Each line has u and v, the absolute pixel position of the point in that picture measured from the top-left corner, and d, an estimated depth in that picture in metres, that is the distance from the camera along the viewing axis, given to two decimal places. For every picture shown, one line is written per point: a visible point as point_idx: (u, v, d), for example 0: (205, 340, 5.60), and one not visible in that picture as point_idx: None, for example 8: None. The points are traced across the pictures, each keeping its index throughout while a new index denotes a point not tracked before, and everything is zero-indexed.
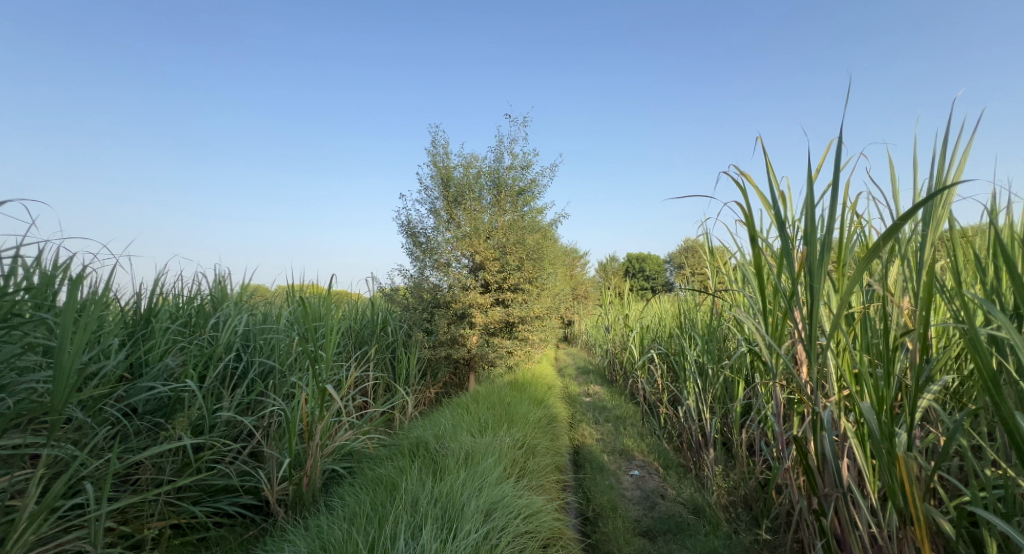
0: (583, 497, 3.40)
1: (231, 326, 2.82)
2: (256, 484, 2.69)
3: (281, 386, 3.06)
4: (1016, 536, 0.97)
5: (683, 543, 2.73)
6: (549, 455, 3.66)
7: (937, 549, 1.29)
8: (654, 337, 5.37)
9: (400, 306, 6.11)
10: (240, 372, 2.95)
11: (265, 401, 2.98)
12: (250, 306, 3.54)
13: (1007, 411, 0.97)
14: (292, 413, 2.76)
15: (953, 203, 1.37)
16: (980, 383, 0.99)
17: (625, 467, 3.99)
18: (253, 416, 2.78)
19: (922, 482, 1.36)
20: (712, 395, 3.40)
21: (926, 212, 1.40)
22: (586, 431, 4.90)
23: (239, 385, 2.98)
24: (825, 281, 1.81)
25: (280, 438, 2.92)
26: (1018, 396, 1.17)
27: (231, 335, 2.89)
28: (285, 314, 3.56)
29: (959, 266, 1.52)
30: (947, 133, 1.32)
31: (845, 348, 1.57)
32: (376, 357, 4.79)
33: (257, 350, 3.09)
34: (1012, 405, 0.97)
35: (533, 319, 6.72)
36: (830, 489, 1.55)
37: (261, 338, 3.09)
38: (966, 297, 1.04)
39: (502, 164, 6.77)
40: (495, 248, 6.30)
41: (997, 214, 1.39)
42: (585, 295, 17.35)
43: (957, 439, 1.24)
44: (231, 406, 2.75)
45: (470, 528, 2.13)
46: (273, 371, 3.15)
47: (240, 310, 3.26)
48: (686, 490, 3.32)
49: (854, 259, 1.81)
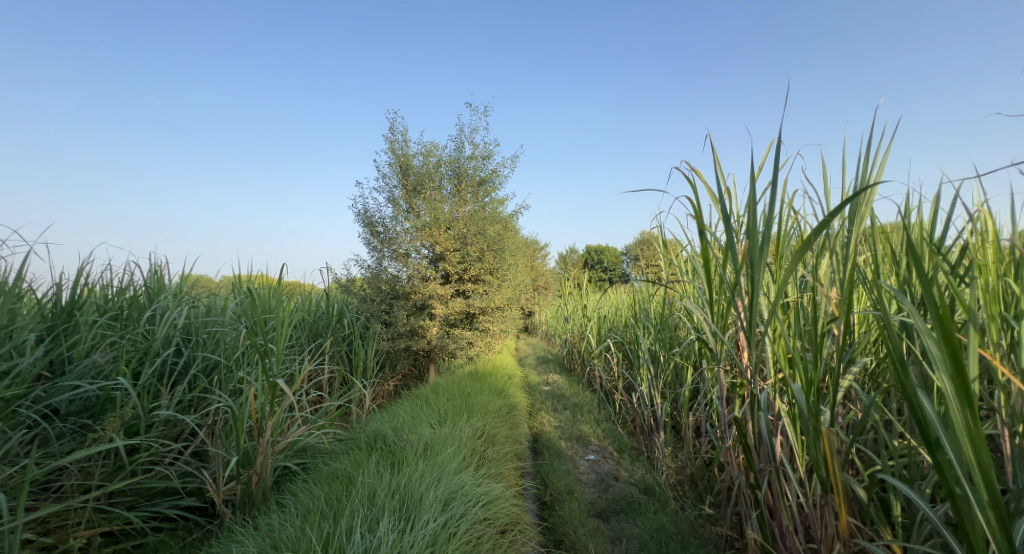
0: (541, 483, 3.50)
1: (169, 320, 2.68)
2: (199, 485, 2.59)
3: (226, 382, 2.95)
4: (917, 499, 1.08)
5: (634, 522, 2.87)
6: (508, 443, 3.72)
7: (853, 513, 1.44)
8: (612, 326, 5.53)
9: (357, 298, 6.01)
10: (180, 368, 2.82)
11: (209, 398, 2.86)
12: (193, 297, 3.38)
13: (911, 389, 1.04)
14: (239, 410, 2.67)
15: (875, 201, 1.49)
16: (891, 364, 1.08)
17: (581, 452, 4.12)
18: (195, 414, 2.67)
19: (843, 454, 1.50)
20: (663, 381, 3.56)
21: (852, 209, 1.52)
22: (545, 419, 5.01)
23: (178, 382, 2.85)
24: (765, 273, 1.93)
25: (226, 436, 2.82)
26: (923, 375, 1.31)
27: (170, 329, 2.75)
28: (231, 306, 3.42)
29: (879, 259, 1.67)
30: (871, 137, 1.43)
31: (781, 334, 1.68)
32: (331, 350, 4.69)
33: (200, 344, 2.96)
34: (916, 382, 1.04)
35: (494, 310, 6.75)
36: (765, 464, 1.68)
37: (203, 332, 2.96)
38: (882, 286, 1.12)
39: (463, 153, 6.72)
40: (455, 239, 6.27)
41: (912, 212, 1.53)
42: (545, 285, 17.56)
43: (872, 415, 1.37)
44: (171, 404, 2.62)
45: (429, 518, 2.16)
46: (217, 366, 3.03)
47: (180, 303, 3.11)
48: (638, 472, 3.48)
49: (790, 251, 1.94)
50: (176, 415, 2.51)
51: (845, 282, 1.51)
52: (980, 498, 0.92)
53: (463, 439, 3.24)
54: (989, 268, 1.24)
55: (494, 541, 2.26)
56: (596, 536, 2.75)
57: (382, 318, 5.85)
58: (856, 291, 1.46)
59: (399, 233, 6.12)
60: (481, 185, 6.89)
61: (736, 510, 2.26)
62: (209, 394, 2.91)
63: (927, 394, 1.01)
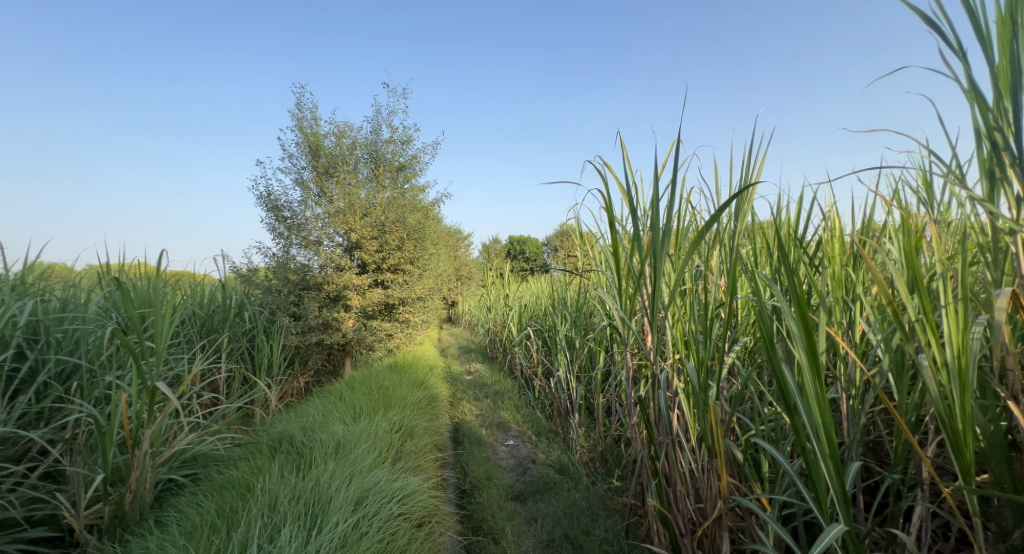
0: (460, 472, 3.55)
1: (9, 317, 2.28)
2: (52, 512, 2.25)
3: (91, 388, 2.59)
4: (779, 457, 1.25)
5: (549, 501, 3.02)
6: (427, 435, 3.72)
7: (734, 474, 1.64)
8: (532, 315, 5.70)
9: (261, 289, 5.60)
10: (24, 375, 2.41)
11: (66, 408, 2.49)
12: (46, 290, 2.91)
13: (777, 364, 1.19)
14: (105, 420, 2.35)
15: (755, 199, 1.68)
16: (762, 343, 1.23)
17: (501, 439, 4.23)
18: (47, 428, 2.31)
19: (726, 423, 1.70)
20: (578, 365, 3.75)
21: (738, 206, 1.69)
22: (466, 408, 5.07)
23: (24, 391, 2.44)
24: (666, 263, 2.10)
25: (91, 451, 2.47)
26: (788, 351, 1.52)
27: (10, 328, 2.34)
28: (99, 299, 3.00)
29: (758, 250, 1.89)
30: (753, 142, 1.60)
31: (679, 319, 1.84)
32: (231, 346, 4.34)
33: (52, 345, 2.55)
34: (780, 357, 1.19)
35: (414, 301, 6.63)
36: (663, 437, 1.85)
37: (59, 330, 2.57)
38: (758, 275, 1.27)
39: (381, 136, 6.49)
40: (371, 225, 6.07)
41: (784, 209, 1.75)
42: (467, 275, 17.55)
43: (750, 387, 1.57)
44: (11, 418, 2.24)
45: (338, 520, 2.12)
46: (76, 370, 2.64)
47: (28, 296, 2.66)
48: (554, 453, 3.66)
49: (688, 243, 2.12)
50: (20, 432, 2.15)
51: (729, 273, 1.70)
52: (823, 461, 1.08)
53: (378, 435, 3.19)
54: (839, 260, 1.45)
55: (409, 535, 2.26)
56: (513, 519, 2.86)
57: (292, 310, 5.56)
58: (739, 280, 1.63)
59: (309, 218, 5.80)
60: (400, 171, 6.72)
61: (640, 482, 2.46)
62: (67, 401, 2.52)
63: (789, 368, 1.17)
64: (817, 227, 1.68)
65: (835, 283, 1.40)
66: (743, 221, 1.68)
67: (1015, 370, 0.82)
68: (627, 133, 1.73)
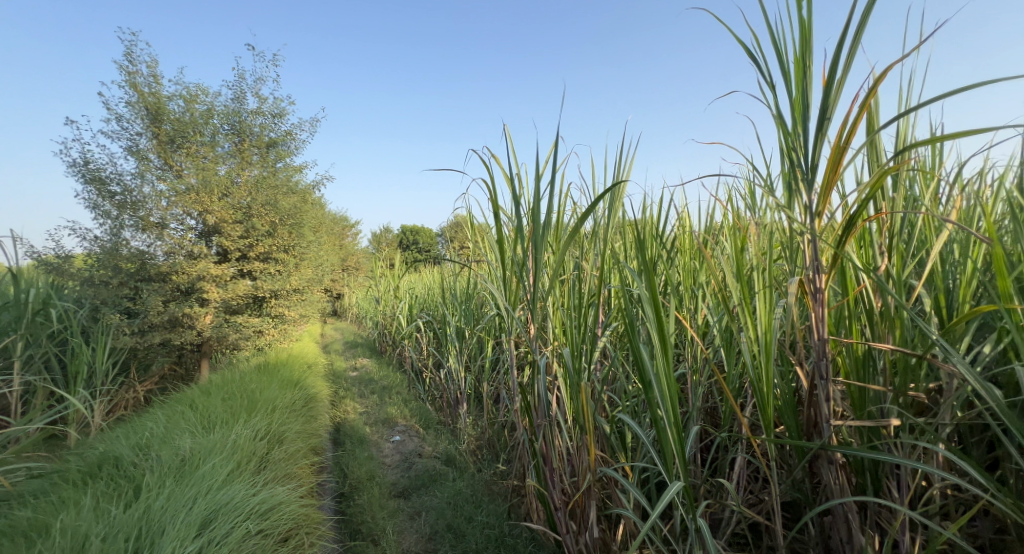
0: (340, 474, 3.40)
1: None
2: None
3: None
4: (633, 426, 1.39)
5: (434, 493, 3.04)
6: (301, 439, 3.49)
7: (603, 447, 1.79)
8: (422, 307, 5.62)
9: (86, 281, 4.71)
10: None
11: None
12: None
13: (637, 348, 1.28)
14: None
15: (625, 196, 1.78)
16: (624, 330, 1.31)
17: (386, 435, 4.14)
18: None
19: (597, 401, 1.84)
20: (466, 355, 3.79)
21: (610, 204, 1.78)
22: (350, 406, 4.86)
23: None
24: (548, 253, 2.20)
25: None
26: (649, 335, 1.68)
27: None
28: None
29: (628, 244, 2.07)
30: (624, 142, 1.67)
31: (556, 308, 1.92)
32: (41, 352, 3.59)
33: None
34: (640, 343, 1.28)
35: (288, 294, 6.29)
36: (541, 418, 1.95)
37: None
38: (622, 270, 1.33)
39: (245, 106, 5.86)
40: (233, 209, 5.49)
41: (649, 206, 1.92)
42: (354, 267, 16.70)
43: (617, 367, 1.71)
44: None
45: (172, 550, 1.83)
46: None
47: None
48: (440, 445, 3.67)
49: (568, 233, 2.22)
50: None
51: (598, 266, 1.82)
52: (668, 432, 1.21)
53: (234, 447, 2.87)
54: (687, 255, 1.65)
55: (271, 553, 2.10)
56: (395, 516, 2.82)
57: (122, 307, 4.77)
58: (606, 272, 1.77)
59: (148, 195, 4.95)
60: (269, 147, 6.19)
61: (522, 466, 2.58)
62: None
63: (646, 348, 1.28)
64: (673, 225, 1.88)
65: (683, 276, 1.58)
66: (613, 219, 1.79)
67: (800, 345, 1.01)
68: (509, 124, 1.72)
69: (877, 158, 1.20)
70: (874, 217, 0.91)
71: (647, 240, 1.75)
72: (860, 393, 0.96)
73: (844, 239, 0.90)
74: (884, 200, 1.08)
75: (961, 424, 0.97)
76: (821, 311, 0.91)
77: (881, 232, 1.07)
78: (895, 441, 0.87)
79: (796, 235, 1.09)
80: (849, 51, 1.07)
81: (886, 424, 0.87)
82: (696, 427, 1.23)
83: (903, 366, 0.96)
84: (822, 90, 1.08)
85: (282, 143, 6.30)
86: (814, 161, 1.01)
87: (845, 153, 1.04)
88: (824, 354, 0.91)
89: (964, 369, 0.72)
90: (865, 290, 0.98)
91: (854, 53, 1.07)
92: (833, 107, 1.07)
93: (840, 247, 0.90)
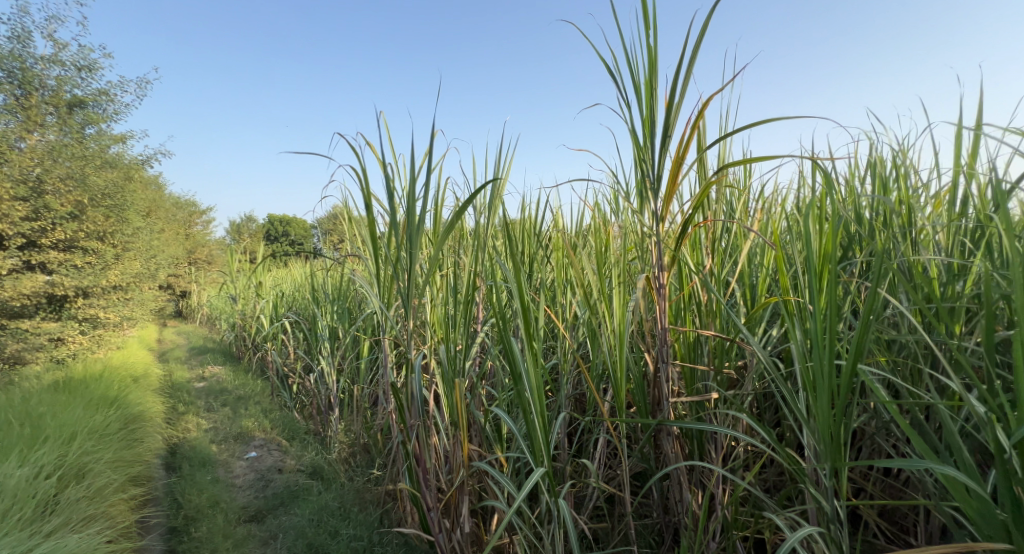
0: (173, 506, 2.96)
1: None
2: None
3: None
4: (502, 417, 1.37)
5: (295, 511, 2.80)
6: (118, 471, 2.94)
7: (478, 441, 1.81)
8: (289, 305, 5.12)
9: None
10: None
11: None
12: None
13: (509, 345, 1.22)
14: None
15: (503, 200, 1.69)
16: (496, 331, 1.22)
17: (239, 453, 3.71)
18: None
19: (473, 397, 1.86)
20: (339, 356, 3.54)
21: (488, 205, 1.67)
22: (194, 423, 4.26)
23: None
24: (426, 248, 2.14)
25: None
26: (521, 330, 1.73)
27: None
28: None
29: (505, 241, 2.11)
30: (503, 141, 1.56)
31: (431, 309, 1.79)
32: None
33: None
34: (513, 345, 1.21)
35: (98, 290, 5.56)
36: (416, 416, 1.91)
37: None
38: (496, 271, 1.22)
39: (30, 51, 4.90)
40: (14, 181, 4.50)
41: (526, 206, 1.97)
42: (203, 262, 14.66)
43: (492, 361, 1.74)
44: None
45: None
46: None
47: None
48: (306, 457, 3.39)
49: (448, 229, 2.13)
50: None
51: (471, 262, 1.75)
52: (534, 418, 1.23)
53: (8, 489, 2.22)
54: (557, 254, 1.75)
55: None
56: (245, 544, 2.54)
57: None
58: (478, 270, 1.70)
59: None
60: (72, 107, 5.30)
61: (395, 469, 2.50)
62: None
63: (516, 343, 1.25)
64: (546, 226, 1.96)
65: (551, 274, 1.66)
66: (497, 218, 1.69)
67: (647, 335, 1.14)
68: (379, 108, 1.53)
69: (706, 174, 1.41)
70: (702, 224, 1.07)
71: (522, 239, 1.79)
72: (691, 373, 1.12)
73: (681, 242, 1.04)
74: (709, 209, 1.27)
75: (760, 395, 1.19)
76: (663, 304, 1.04)
77: (708, 236, 1.26)
78: (714, 412, 1.03)
79: (644, 236, 1.23)
80: (685, 79, 1.23)
81: (708, 399, 1.02)
82: (563, 414, 1.25)
83: (722, 349, 1.14)
84: (664, 110, 1.23)
85: (90, 103, 5.50)
86: (660, 172, 1.14)
87: (682, 168, 1.21)
88: (664, 342, 1.04)
89: (749, 343, 0.85)
90: (694, 286, 1.15)
91: (688, 81, 1.24)
92: (673, 127, 1.23)
93: (677, 249, 1.04)
